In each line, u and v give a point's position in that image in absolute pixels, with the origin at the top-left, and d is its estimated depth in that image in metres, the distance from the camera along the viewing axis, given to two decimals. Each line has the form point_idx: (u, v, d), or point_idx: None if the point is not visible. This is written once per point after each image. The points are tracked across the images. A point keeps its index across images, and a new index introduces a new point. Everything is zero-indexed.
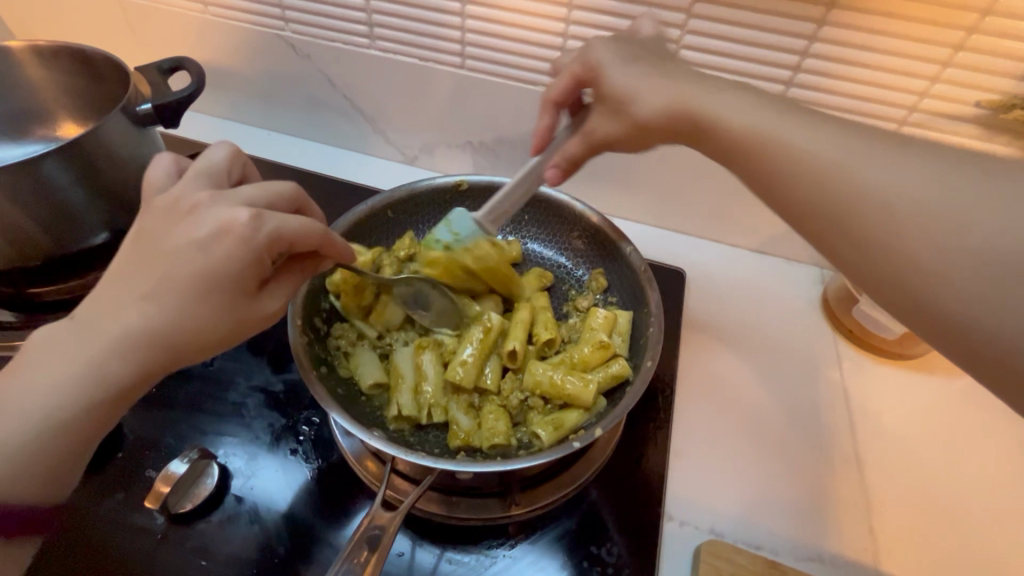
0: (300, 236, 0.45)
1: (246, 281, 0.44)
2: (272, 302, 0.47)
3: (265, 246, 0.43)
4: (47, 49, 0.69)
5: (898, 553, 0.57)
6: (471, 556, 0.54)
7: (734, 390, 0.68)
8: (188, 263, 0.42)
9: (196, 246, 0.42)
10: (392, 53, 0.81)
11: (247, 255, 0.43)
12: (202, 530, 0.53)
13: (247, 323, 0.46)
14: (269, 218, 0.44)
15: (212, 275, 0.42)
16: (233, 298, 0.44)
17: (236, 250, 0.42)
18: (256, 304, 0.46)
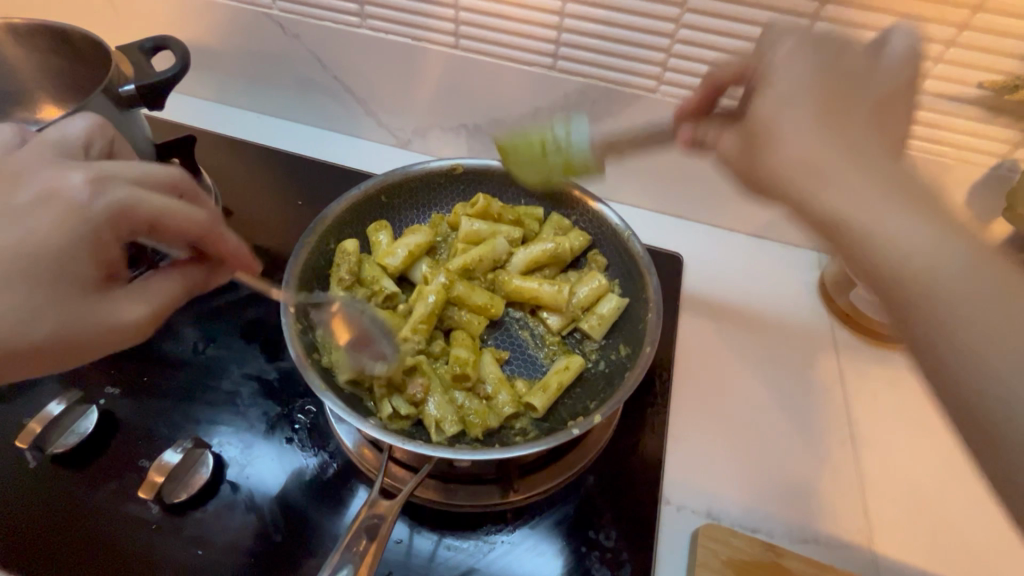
0: (174, 220, 0.44)
1: (89, 268, 0.41)
2: (127, 305, 0.44)
3: (106, 219, 0.41)
4: (23, 28, 0.67)
5: (891, 534, 0.58)
6: (470, 542, 0.54)
7: (732, 372, 0.68)
8: (13, 239, 0.39)
9: (16, 214, 0.40)
10: (381, 32, 0.78)
11: (76, 232, 0.40)
12: (198, 519, 0.53)
13: (94, 328, 0.42)
14: (114, 189, 0.42)
15: (31, 256, 0.39)
16: (65, 288, 0.40)
17: (59, 218, 0.40)
18: (102, 303, 0.42)
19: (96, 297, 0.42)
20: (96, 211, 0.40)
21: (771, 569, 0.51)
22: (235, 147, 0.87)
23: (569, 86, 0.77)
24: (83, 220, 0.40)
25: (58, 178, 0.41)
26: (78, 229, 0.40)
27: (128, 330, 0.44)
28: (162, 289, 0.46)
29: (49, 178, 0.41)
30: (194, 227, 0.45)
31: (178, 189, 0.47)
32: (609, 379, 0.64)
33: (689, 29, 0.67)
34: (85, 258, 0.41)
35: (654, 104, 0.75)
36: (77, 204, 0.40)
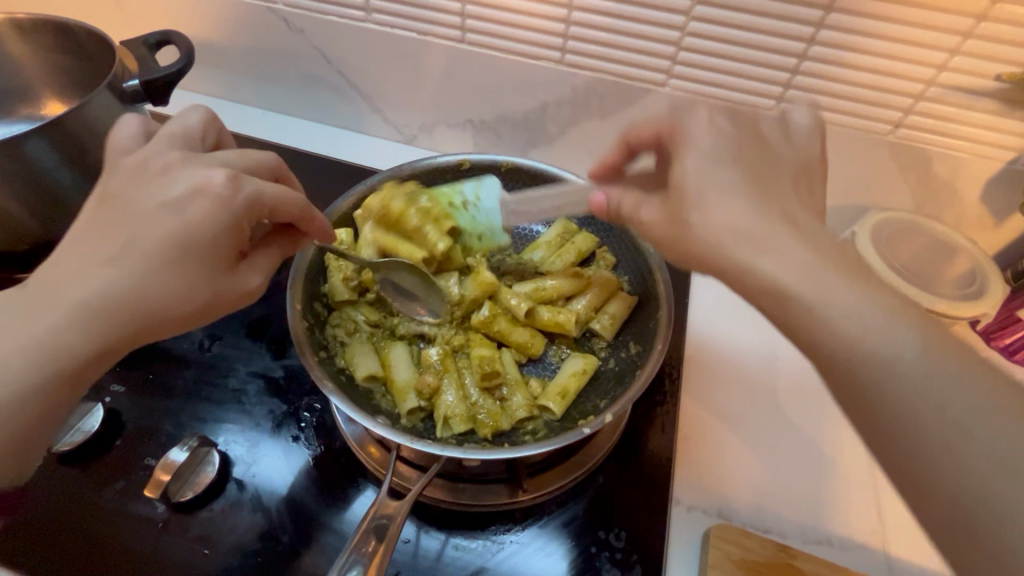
0: (286, 204, 0.48)
1: (227, 250, 0.45)
2: (251, 275, 0.48)
3: (246, 209, 0.44)
4: (28, 23, 0.66)
5: (906, 535, 0.57)
6: (478, 542, 0.53)
7: (742, 370, 0.68)
8: (162, 230, 0.42)
9: (171, 207, 0.42)
10: (388, 27, 0.77)
11: (223, 220, 0.43)
12: (204, 518, 0.52)
13: (229, 297, 0.46)
14: (250, 182, 0.45)
15: (186, 244, 0.42)
16: (207, 268, 0.44)
17: (211, 210, 0.43)
18: (230, 278, 0.46)
19: (227, 275, 0.46)
20: (242, 200, 0.44)
21: (785, 571, 0.51)
22: (240, 144, 0.86)
23: (577, 81, 0.76)
24: (230, 211, 0.43)
25: (199, 173, 0.44)
26: (226, 219, 0.44)
27: (252, 297, 0.48)
28: (270, 263, 0.50)
29: (191, 172, 0.43)
30: (300, 211, 0.50)
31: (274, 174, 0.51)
32: (618, 377, 0.63)
33: (700, 21, 0.66)
34: (226, 244, 0.44)
35: (663, 99, 0.74)
36: (219, 192, 0.43)
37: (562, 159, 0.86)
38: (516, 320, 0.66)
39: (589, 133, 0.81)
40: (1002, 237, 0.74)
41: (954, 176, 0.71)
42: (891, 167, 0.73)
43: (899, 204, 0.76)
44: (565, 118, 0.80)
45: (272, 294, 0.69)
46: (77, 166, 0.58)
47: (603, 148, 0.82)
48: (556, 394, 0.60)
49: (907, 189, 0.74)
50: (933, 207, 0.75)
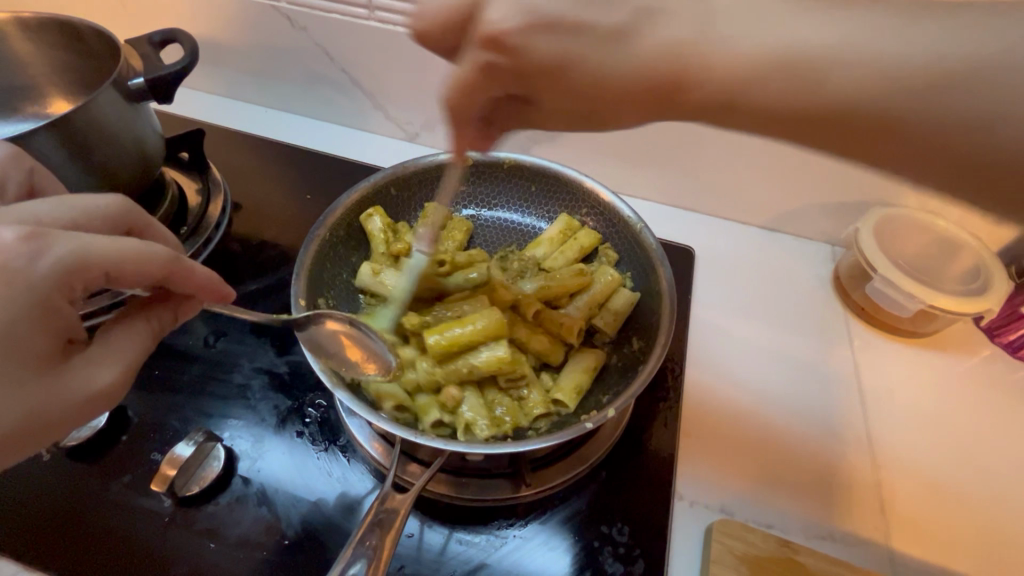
0: (134, 269, 0.40)
1: (44, 335, 0.38)
2: (96, 369, 0.40)
3: (61, 278, 0.37)
4: (33, 23, 0.67)
5: (909, 531, 0.57)
6: (481, 536, 0.53)
7: (747, 367, 0.68)
8: None
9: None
10: (391, 25, 0.78)
11: (21, 301, 0.36)
12: (209, 513, 0.53)
13: (70, 396, 0.39)
14: (60, 244, 0.38)
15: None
16: (14, 365, 0.36)
17: (1, 289, 0.36)
18: (66, 371, 0.39)
19: (54, 368, 0.39)
20: (49, 273, 0.37)
21: (788, 566, 0.51)
22: (244, 142, 0.86)
23: None
24: (33, 288, 0.36)
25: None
26: (25, 299, 0.36)
27: (100, 398, 0.40)
28: (135, 340, 0.43)
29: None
30: (157, 271, 0.42)
31: (116, 225, 0.45)
32: (621, 373, 0.63)
33: None
34: (36, 329, 0.37)
35: None
36: (15, 269, 0.36)
37: (565, 156, 0.86)
38: (535, 327, 0.65)
39: (592, 130, 0.81)
40: (1006, 234, 0.74)
41: None
42: None
43: (903, 201, 0.75)
44: None
45: (276, 292, 0.69)
46: (83, 165, 0.59)
47: (606, 146, 0.82)
48: (569, 387, 0.61)
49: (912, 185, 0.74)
50: (937, 203, 0.74)
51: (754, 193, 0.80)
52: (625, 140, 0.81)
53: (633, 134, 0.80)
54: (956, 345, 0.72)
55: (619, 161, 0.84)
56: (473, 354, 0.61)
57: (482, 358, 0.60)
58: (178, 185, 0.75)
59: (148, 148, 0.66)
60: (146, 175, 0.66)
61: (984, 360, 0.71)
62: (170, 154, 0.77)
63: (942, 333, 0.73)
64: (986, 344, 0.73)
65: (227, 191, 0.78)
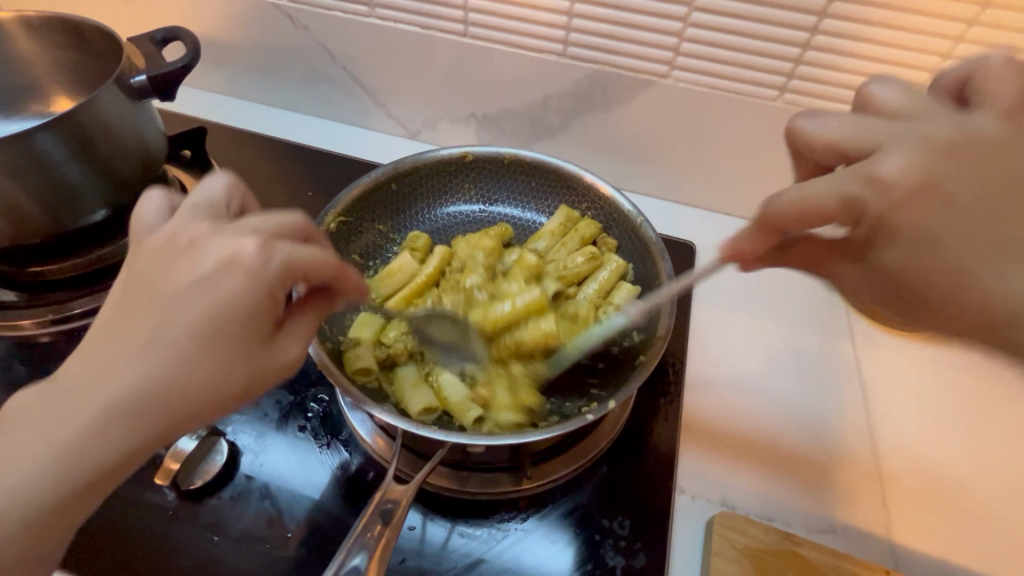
0: (317, 261, 0.40)
1: (264, 314, 0.38)
2: (291, 343, 0.41)
3: (278, 278, 0.38)
4: (37, 21, 0.67)
5: (911, 524, 0.57)
6: (483, 530, 0.54)
7: (749, 362, 0.67)
8: (196, 312, 0.36)
9: (200, 286, 0.36)
10: (392, 22, 0.78)
11: (255, 294, 0.37)
12: (213, 506, 0.53)
13: (268, 373, 0.40)
14: (280, 248, 0.38)
15: (209, 324, 0.36)
16: (242, 345, 0.38)
17: (241, 286, 0.36)
18: (268, 353, 0.40)
19: (264, 348, 0.39)
20: (265, 272, 0.37)
21: (790, 559, 0.51)
22: (245, 140, 0.87)
23: (580, 73, 0.76)
24: (258, 281, 0.37)
25: (231, 243, 0.37)
26: (256, 293, 0.37)
27: (291, 370, 0.41)
28: (310, 332, 0.43)
29: (218, 244, 0.37)
30: (331, 269, 0.41)
31: (304, 234, 0.42)
32: (624, 364, 0.64)
33: (702, 12, 0.66)
34: (259, 314, 0.38)
35: (666, 90, 0.74)
36: (244, 264, 0.37)
37: (566, 151, 0.86)
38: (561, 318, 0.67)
39: (593, 126, 0.81)
40: None
41: None
42: None
43: None
44: (568, 111, 0.81)
45: None
46: (84, 162, 0.59)
47: (607, 140, 0.82)
48: None
49: None
50: None
51: (755, 187, 0.81)
52: (626, 136, 0.81)
53: (633, 130, 0.80)
54: None
55: (622, 157, 0.84)
56: (511, 334, 0.63)
57: (525, 334, 0.62)
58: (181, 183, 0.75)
59: (150, 145, 0.66)
60: (147, 172, 0.67)
61: None
62: (173, 152, 0.78)
63: None
64: None
65: None
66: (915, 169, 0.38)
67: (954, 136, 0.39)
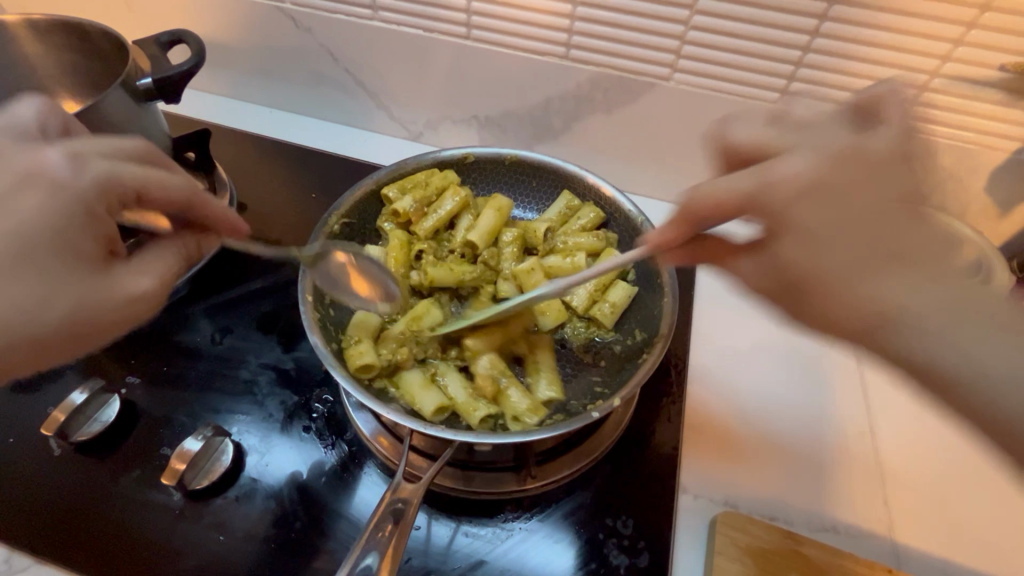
0: (162, 189, 0.45)
1: (81, 239, 0.41)
2: (134, 278, 0.44)
3: (96, 193, 0.42)
4: (43, 24, 0.67)
5: (913, 524, 0.57)
6: (488, 529, 0.54)
7: (750, 362, 0.68)
8: (18, 221, 0.39)
9: (1, 202, 0.39)
10: (395, 25, 0.78)
11: (66, 206, 0.40)
12: (219, 506, 0.53)
13: (106, 302, 0.42)
14: (94, 164, 0.42)
15: (26, 238, 0.39)
16: (62, 259, 0.40)
17: (42, 200, 0.40)
18: (107, 279, 0.43)
19: (97, 274, 0.42)
20: (79, 186, 0.41)
21: (792, 558, 0.51)
22: (248, 142, 0.87)
23: (582, 76, 0.76)
24: (73, 194, 0.41)
25: (34, 157, 0.41)
26: (67, 204, 0.40)
27: (140, 301, 0.44)
28: (161, 264, 0.46)
29: (26, 158, 0.41)
30: (181, 198, 0.46)
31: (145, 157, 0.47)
32: (626, 364, 0.64)
33: (703, 15, 0.66)
34: (74, 230, 0.41)
35: (667, 92, 0.74)
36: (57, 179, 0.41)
37: (568, 153, 0.86)
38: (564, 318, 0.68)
39: (595, 128, 0.82)
40: (1008, 228, 0.74)
41: (959, 167, 0.71)
42: None
43: None
44: (570, 114, 0.81)
45: (283, 289, 0.70)
46: None
47: (608, 142, 0.83)
48: None
49: None
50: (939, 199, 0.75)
51: None
52: (627, 137, 0.81)
53: (634, 132, 0.80)
54: None
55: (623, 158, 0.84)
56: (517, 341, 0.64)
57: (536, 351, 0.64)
58: None
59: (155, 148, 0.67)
60: None
61: None
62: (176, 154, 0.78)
63: None
64: None
65: (232, 191, 0.78)
66: (817, 169, 0.39)
67: (850, 141, 0.40)
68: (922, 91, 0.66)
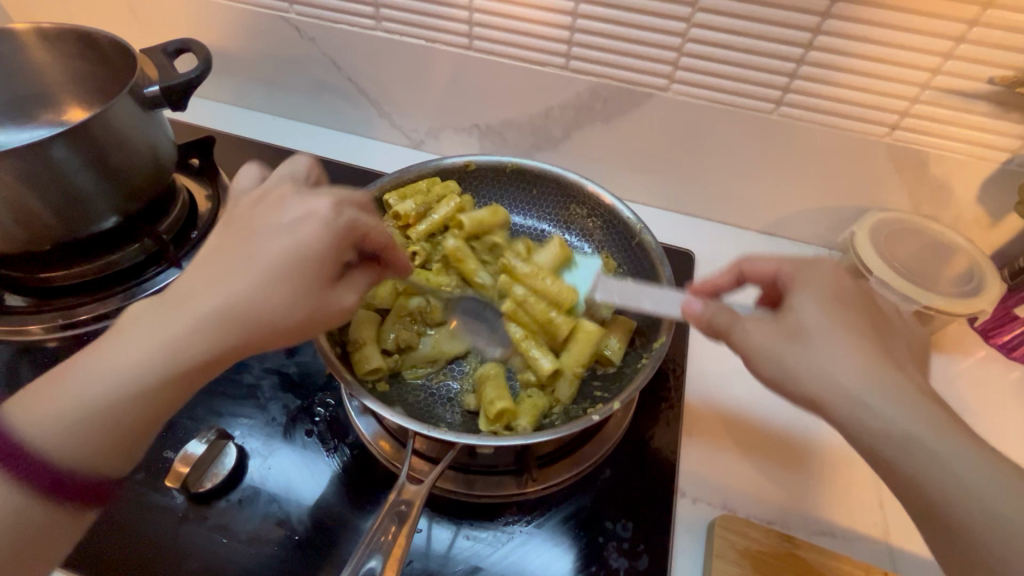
0: (379, 233, 0.51)
1: (330, 268, 0.47)
2: (348, 296, 0.50)
3: (345, 229, 0.47)
4: (52, 33, 0.68)
5: (909, 528, 0.58)
6: (489, 532, 0.54)
7: (746, 370, 0.69)
8: (280, 246, 0.44)
9: (284, 228, 0.45)
10: (398, 35, 0.80)
11: (328, 241, 0.46)
12: (221, 509, 0.54)
13: (328, 314, 0.48)
14: (350, 209, 0.48)
15: (296, 262, 0.45)
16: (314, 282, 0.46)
17: (320, 231, 0.46)
18: (333, 295, 0.48)
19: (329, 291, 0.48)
20: (338, 225, 0.47)
21: (788, 560, 0.52)
22: (252, 149, 0.88)
23: (581, 86, 0.78)
24: (336, 229, 0.47)
25: (309, 202, 0.47)
26: (330, 240, 0.46)
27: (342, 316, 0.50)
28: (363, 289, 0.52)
29: (304, 201, 0.47)
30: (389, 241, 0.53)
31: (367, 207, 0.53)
32: (625, 369, 0.65)
33: (701, 28, 0.68)
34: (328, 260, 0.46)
35: (665, 102, 0.76)
36: (324, 216, 0.46)
37: (566, 162, 0.88)
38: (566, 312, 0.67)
39: (594, 136, 0.83)
40: (999, 236, 0.76)
41: (950, 176, 0.72)
42: (888, 168, 0.74)
43: (898, 205, 0.77)
44: (569, 122, 0.83)
45: None
46: (98, 171, 0.60)
47: (609, 151, 0.84)
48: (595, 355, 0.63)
49: (906, 189, 0.76)
50: (930, 207, 0.76)
51: (753, 196, 0.83)
52: (627, 147, 0.83)
53: (632, 142, 0.82)
54: (951, 345, 0.74)
55: (624, 168, 0.86)
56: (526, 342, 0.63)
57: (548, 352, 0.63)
58: (189, 191, 0.77)
59: (161, 155, 0.68)
60: (158, 180, 0.68)
61: (979, 360, 0.73)
62: (180, 161, 0.79)
63: (938, 334, 0.74)
64: (981, 345, 0.74)
65: None
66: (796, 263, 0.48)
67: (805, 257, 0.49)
68: (913, 103, 0.68)
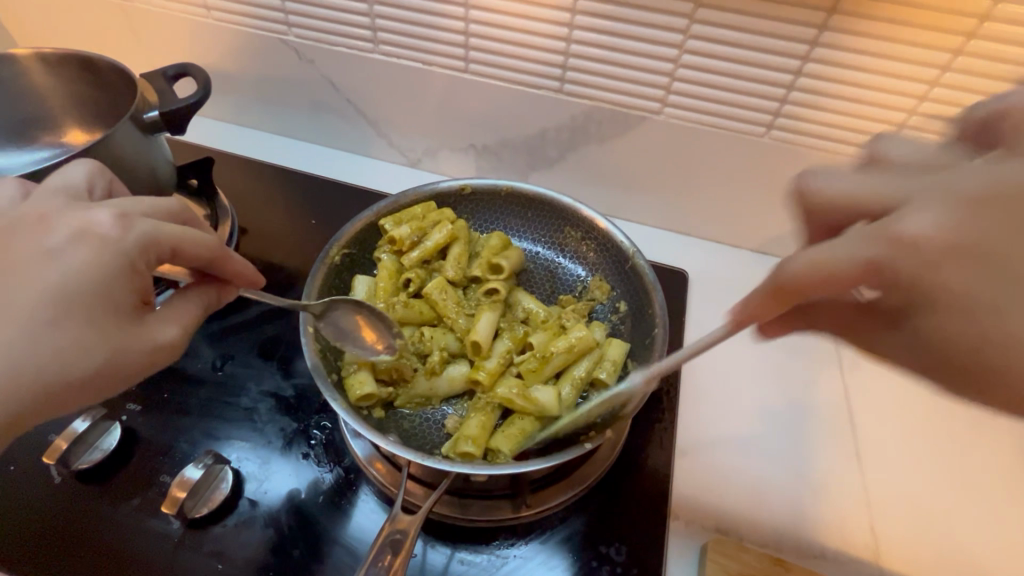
0: (192, 244, 0.47)
1: (126, 293, 0.44)
2: (162, 326, 0.47)
3: (136, 250, 0.44)
4: (53, 58, 0.69)
5: (898, 550, 0.58)
6: (483, 556, 0.55)
7: (739, 391, 0.69)
8: (48, 281, 0.41)
9: (47, 254, 0.42)
10: (395, 57, 0.81)
11: (111, 265, 0.43)
12: (217, 534, 0.54)
13: (139, 350, 0.45)
14: (137, 222, 0.45)
15: (71, 292, 0.41)
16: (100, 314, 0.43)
17: (94, 253, 0.42)
18: (139, 326, 0.45)
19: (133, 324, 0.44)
20: (125, 238, 0.44)
21: None
22: (251, 168, 0.89)
23: (576, 109, 0.79)
24: (115, 249, 0.43)
25: (82, 215, 0.44)
26: (113, 259, 0.43)
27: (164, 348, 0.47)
28: (185, 314, 0.49)
29: (74, 216, 0.43)
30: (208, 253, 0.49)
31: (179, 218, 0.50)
32: (618, 392, 0.66)
33: (693, 54, 0.69)
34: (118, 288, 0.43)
35: (659, 125, 0.77)
36: (102, 233, 0.43)
37: (562, 181, 0.89)
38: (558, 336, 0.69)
39: (589, 157, 0.84)
40: None
41: None
42: None
43: None
44: (564, 143, 0.84)
45: (282, 314, 0.71)
46: None
47: (604, 171, 0.85)
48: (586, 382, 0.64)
49: None
50: None
51: (745, 215, 0.84)
52: (621, 168, 0.84)
53: (626, 162, 0.83)
54: None
55: (618, 188, 0.87)
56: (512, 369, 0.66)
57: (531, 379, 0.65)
58: None
59: (161, 178, 0.69)
60: None
61: None
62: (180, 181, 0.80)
63: None
64: None
65: (234, 217, 0.80)
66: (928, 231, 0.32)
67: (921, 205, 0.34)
68: (901, 128, 0.69)
